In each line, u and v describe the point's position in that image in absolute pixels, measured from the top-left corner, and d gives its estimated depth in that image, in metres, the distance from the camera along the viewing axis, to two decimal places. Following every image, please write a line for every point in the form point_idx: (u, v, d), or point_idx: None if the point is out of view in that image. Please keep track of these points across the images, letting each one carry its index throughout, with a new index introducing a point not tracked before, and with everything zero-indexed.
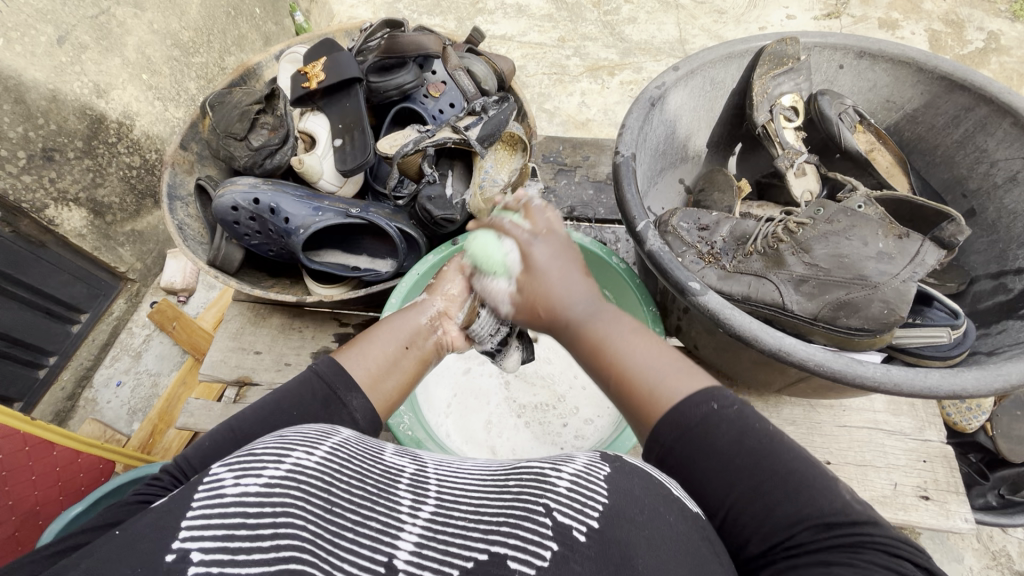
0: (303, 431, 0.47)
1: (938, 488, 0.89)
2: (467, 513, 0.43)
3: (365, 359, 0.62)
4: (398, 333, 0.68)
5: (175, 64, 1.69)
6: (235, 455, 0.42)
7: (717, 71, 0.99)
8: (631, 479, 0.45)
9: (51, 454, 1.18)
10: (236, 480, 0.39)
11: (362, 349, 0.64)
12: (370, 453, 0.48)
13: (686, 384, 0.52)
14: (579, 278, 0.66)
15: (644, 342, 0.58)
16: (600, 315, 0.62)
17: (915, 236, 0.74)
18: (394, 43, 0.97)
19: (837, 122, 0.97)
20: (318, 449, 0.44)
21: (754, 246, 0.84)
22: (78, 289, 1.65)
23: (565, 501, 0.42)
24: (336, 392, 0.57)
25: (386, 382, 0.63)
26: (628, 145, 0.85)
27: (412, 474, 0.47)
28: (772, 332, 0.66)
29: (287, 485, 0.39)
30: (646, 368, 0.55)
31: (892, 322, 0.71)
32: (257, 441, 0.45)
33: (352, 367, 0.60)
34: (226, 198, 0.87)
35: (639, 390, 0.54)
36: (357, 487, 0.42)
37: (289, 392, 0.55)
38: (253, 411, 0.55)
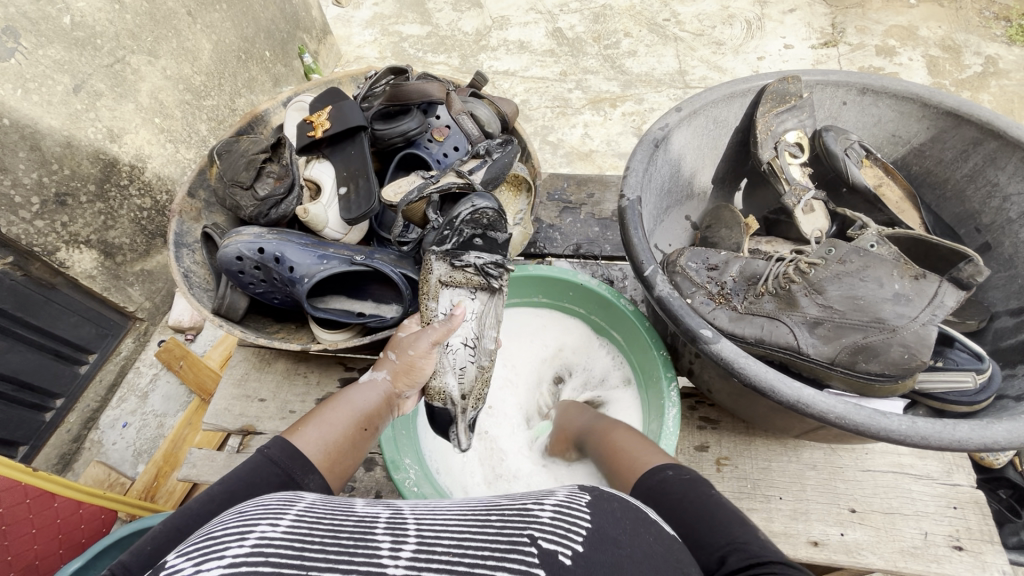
0: (262, 505, 0.44)
1: (970, 537, 0.84)
2: (451, 546, 0.40)
3: (324, 441, 0.64)
4: (354, 414, 0.70)
5: (187, 108, 1.73)
6: (191, 542, 0.39)
7: (720, 110, 0.99)
8: (610, 503, 0.48)
9: (52, 505, 1.17)
10: (197, 567, 0.35)
11: (320, 426, 0.66)
12: (338, 508, 0.44)
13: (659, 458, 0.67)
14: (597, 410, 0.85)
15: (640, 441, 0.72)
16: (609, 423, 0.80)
17: (932, 277, 0.72)
18: (398, 91, 0.98)
19: (843, 157, 0.96)
20: (282, 519, 0.41)
21: (766, 286, 0.82)
22: (87, 331, 1.66)
23: (549, 529, 0.42)
24: (294, 476, 0.58)
25: (343, 461, 0.65)
26: (633, 188, 0.84)
27: (388, 519, 0.43)
28: (789, 382, 0.64)
29: (256, 561, 0.35)
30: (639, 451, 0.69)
31: (915, 367, 0.69)
32: (213, 525, 0.41)
33: (309, 449, 0.62)
34: (231, 248, 0.87)
35: (627, 460, 0.69)
36: (330, 543, 0.39)
37: (241, 481, 0.55)
38: (203, 500, 0.54)
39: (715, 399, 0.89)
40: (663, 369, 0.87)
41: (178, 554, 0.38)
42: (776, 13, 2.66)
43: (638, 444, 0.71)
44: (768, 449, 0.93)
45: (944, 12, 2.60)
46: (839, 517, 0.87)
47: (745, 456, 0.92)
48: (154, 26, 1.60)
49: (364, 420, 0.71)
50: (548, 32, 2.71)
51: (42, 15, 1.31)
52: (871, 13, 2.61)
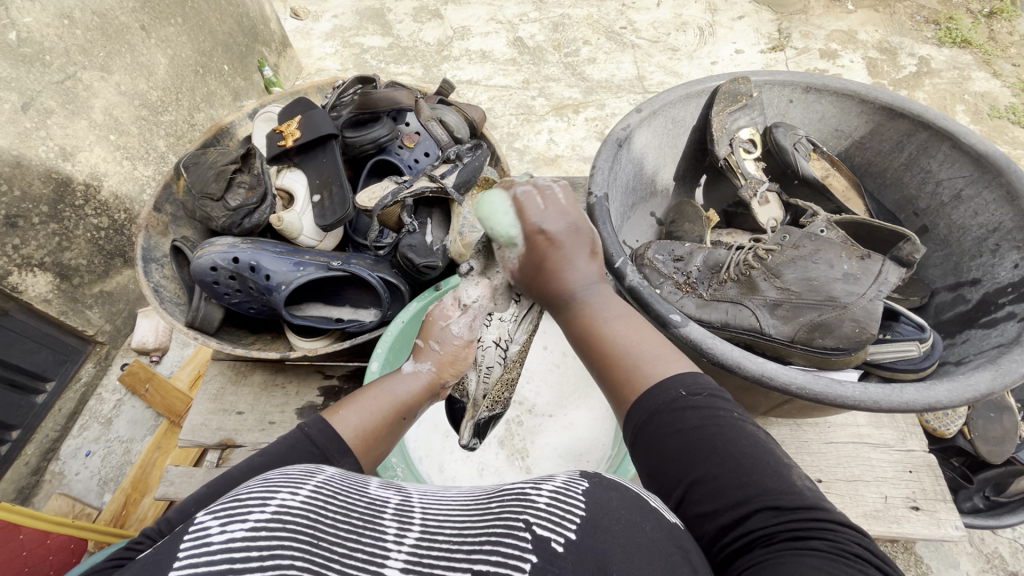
0: (287, 472, 0.47)
1: (926, 497, 0.91)
2: (451, 536, 0.43)
3: (359, 426, 0.64)
4: (392, 401, 0.69)
5: (143, 124, 1.70)
6: (220, 501, 0.42)
7: (677, 111, 1.04)
8: (608, 492, 0.47)
9: (16, 539, 1.12)
10: (223, 527, 0.39)
11: (356, 411, 0.65)
12: (353, 486, 0.48)
13: (669, 367, 0.56)
14: (586, 260, 0.66)
15: (636, 326, 0.62)
16: (595, 297, 0.65)
17: (875, 257, 0.78)
18: (367, 100, 1.00)
19: (792, 151, 1.02)
20: (302, 488, 0.44)
21: (728, 273, 0.88)
22: (44, 357, 1.59)
23: (545, 515, 0.43)
24: (329, 457, 0.59)
25: (374, 448, 0.65)
26: (600, 186, 0.88)
27: (396, 506, 0.47)
28: (754, 358, 0.69)
29: (274, 527, 0.39)
30: (635, 349, 0.59)
31: (865, 340, 0.74)
32: (240, 487, 0.45)
33: (344, 433, 0.62)
34: (204, 259, 0.87)
35: (629, 367, 0.58)
36: (342, 521, 0.42)
37: (277, 455, 0.56)
38: (239, 471, 0.54)
39: None
40: None
41: (207, 511, 0.41)
42: (726, 20, 2.78)
43: (652, 351, 0.59)
44: None
45: (879, 17, 2.78)
46: None
47: None
48: (107, 42, 1.56)
49: (402, 408, 0.70)
50: (509, 41, 2.77)
51: None
52: (813, 19, 2.77)
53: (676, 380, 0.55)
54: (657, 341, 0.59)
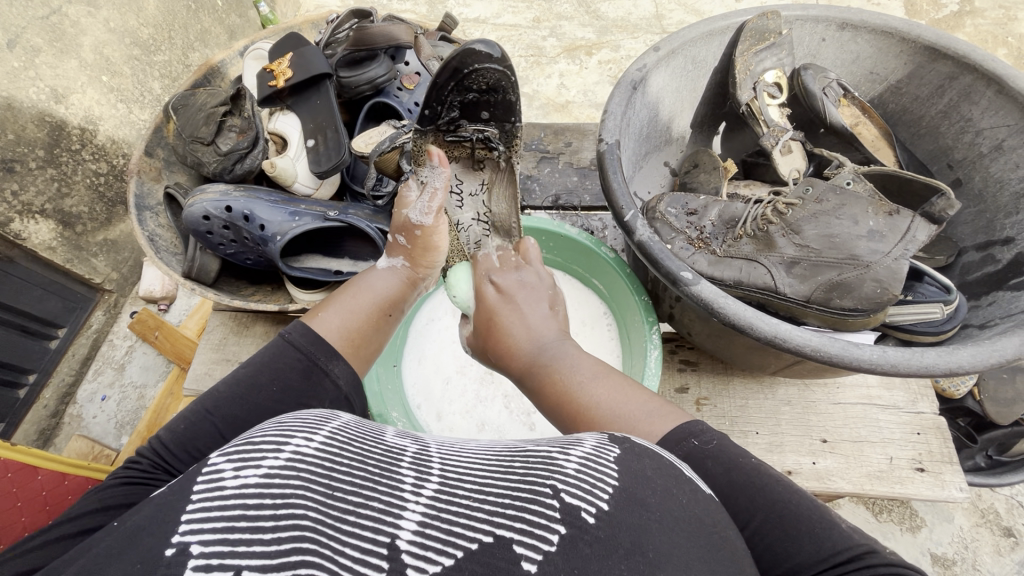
0: (302, 417, 0.48)
1: (932, 459, 0.90)
2: (471, 492, 0.42)
3: (343, 329, 0.67)
4: (375, 299, 0.73)
5: (136, 64, 1.62)
6: (234, 443, 0.43)
7: (698, 50, 0.96)
8: (641, 460, 0.47)
9: (34, 479, 1.16)
10: (236, 473, 0.40)
11: (339, 311, 0.69)
12: (370, 435, 0.48)
13: (660, 427, 0.56)
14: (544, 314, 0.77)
15: (611, 384, 0.63)
16: (561, 354, 0.69)
17: (905, 212, 0.73)
18: (363, 35, 0.91)
19: (821, 97, 0.95)
20: (317, 435, 0.45)
21: (743, 229, 0.83)
22: (55, 305, 1.60)
23: (574, 483, 0.42)
24: (316, 361, 0.63)
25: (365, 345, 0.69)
26: (611, 132, 0.82)
27: (414, 455, 0.47)
28: (768, 319, 0.65)
29: (288, 475, 0.40)
30: (618, 411, 0.59)
31: (886, 301, 0.71)
32: (254, 429, 0.45)
33: (329, 335, 0.65)
34: (195, 207, 0.83)
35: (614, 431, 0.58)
36: (358, 469, 0.42)
37: (263, 365, 0.61)
38: (227, 392, 0.59)
39: (693, 341, 0.91)
40: (645, 314, 0.87)
41: (220, 453, 0.42)
42: None
43: (629, 407, 0.59)
44: (745, 388, 0.96)
45: None
46: (811, 448, 0.91)
47: (724, 395, 0.95)
48: None
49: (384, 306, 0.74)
50: None
51: None
52: None
53: (680, 431, 0.55)
54: (641, 398, 0.60)
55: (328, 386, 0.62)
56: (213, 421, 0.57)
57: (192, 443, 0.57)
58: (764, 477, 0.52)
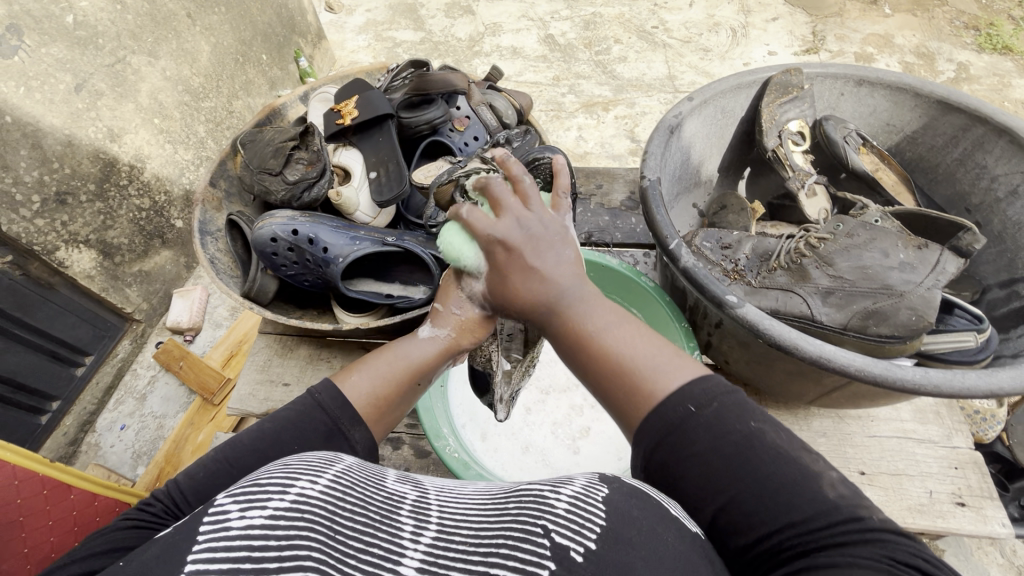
0: (309, 459, 0.51)
1: (972, 494, 0.90)
2: (467, 538, 0.46)
3: (369, 393, 0.66)
4: (402, 363, 0.68)
5: (185, 109, 1.84)
6: (242, 484, 0.46)
7: (727, 101, 1.04)
8: (630, 501, 0.48)
9: (68, 497, 1.17)
10: (242, 513, 0.42)
11: (367, 370, 0.67)
12: (372, 479, 0.51)
13: (682, 374, 0.55)
14: (569, 259, 0.62)
15: (637, 334, 0.58)
16: (586, 301, 0.60)
17: (933, 247, 0.79)
18: (423, 81, 1.01)
19: (843, 144, 1.03)
20: (323, 477, 0.47)
21: (778, 262, 0.88)
22: (84, 332, 1.72)
23: (564, 522, 0.44)
24: (339, 425, 0.63)
25: (388, 412, 0.67)
26: (652, 169, 0.89)
27: (414, 502, 0.49)
28: (812, 340, 0.69)
29: (293, 517, 0.42)
30: (644, 360, 0.56)
31: (921, 328, 0.74)
32: (263, 471, 0.48)
33: (354, 397, 0.65)
34: (266, 230, 0.89)
35: (636, 378, 0.55)
36: (359, 514, 0.45)
37: (287, 421, 0.62)
38: (249, 440, 0.60)
39: (729, 370, 0.94)
40: (685, 341, 0.91)
41: (225, 495, 0.45)
42: None
43: (657, 359, 0.56)
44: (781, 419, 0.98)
45: None
46: (849, 479, 0.92)
47: None
48: (154, 28, 1.72)
49: (416, 374, 0.69)
50: None
51: (46, 14, 1.43)
52: None
53: (695, 381, 0.53)
54: (661, 344, 0.57)
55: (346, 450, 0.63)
56: (232, 473, 0.58)
57: (208, 492, 0.56)
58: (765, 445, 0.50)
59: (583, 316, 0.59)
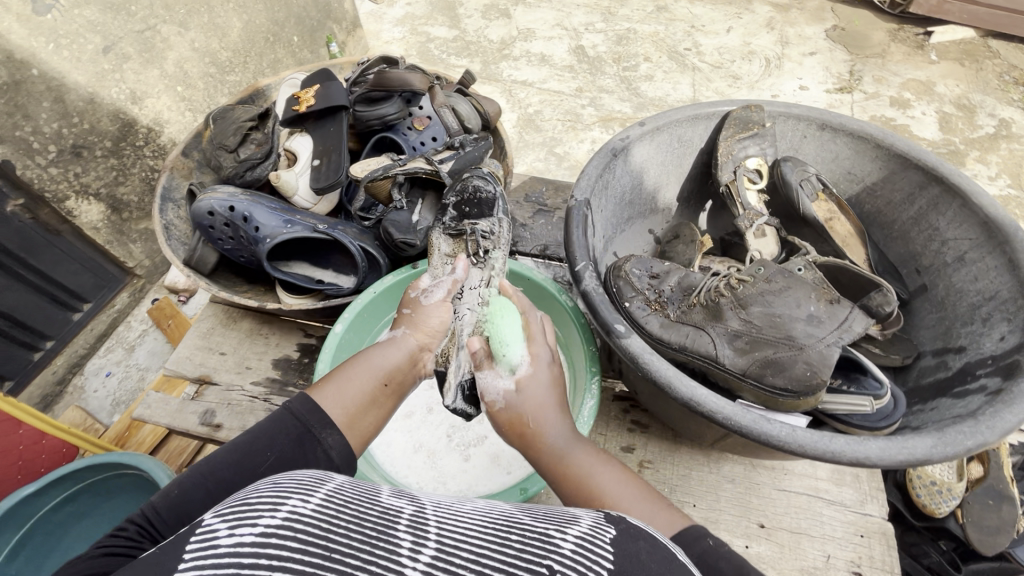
0: (298, 477, 0.47)
1: (872, 566, 0.86)
2: (471, 561, 0.41)
3: (341, 404, 0.70)
4: (373, 371, 0.74)
5: (208, 80, 2.00)
6: (228, 503, 0.41)
7: (684, 130, 1.03)
8: (633, 541, 0.48)
9: (16, 432, 1.23)
10: (230, 531, 0.38)
11: (339, 385, 0.72)
12: (366, 495, 0.46)
13: (671, 530, 0.59)
14: (558, 418, 0.71)
15: (619, 481, 0.66)
16: (573, 449, 0.69)
17: (845, 303, 0.78)
18: (382, 77, 1.03)
19: (797, 189, 1.00)
20: (313, 496, 0.43)
21: (698, 298, 0.87)
22: (86, 279, 1.87)
23: (569, 563, 0.43)
24: (311, 431, 0.67)
25: (362, 419, 0.71)
26: (583, 191, 0.89)
27: (410, 516, 0.45)
28: (687, 382, 0.68)
29: (284, 534, 0.37)
30: (642, 516, 0.61)
31: (814, 385, 0.72)
32: (249, 489, 0.44)
33: (327, 406, 0.69)
34: (204, 203, 0.93)
35: None
36: (357, 531, 0.40)
37: (262, 432, 0.66)
38: (226, 454, 0.64)
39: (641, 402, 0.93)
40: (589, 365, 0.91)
41: (214, 514, 0.40)
42: None
43: (641, 510, 0.62)
44: (691, 458, 0.96)
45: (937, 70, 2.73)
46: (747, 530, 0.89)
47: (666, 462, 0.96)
48: (189, 3, 1.84)
49: (384, 377, 0.75)
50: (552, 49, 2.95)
51: None
52: None
53: (690, 534, 0.58)
54: (644, 497, 0.63)
55: (321, 456, 0.67)
56: (204, 488, 0.61)
57: (181, 510, 0.60)
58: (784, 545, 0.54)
59: (571, 464, 0.67)
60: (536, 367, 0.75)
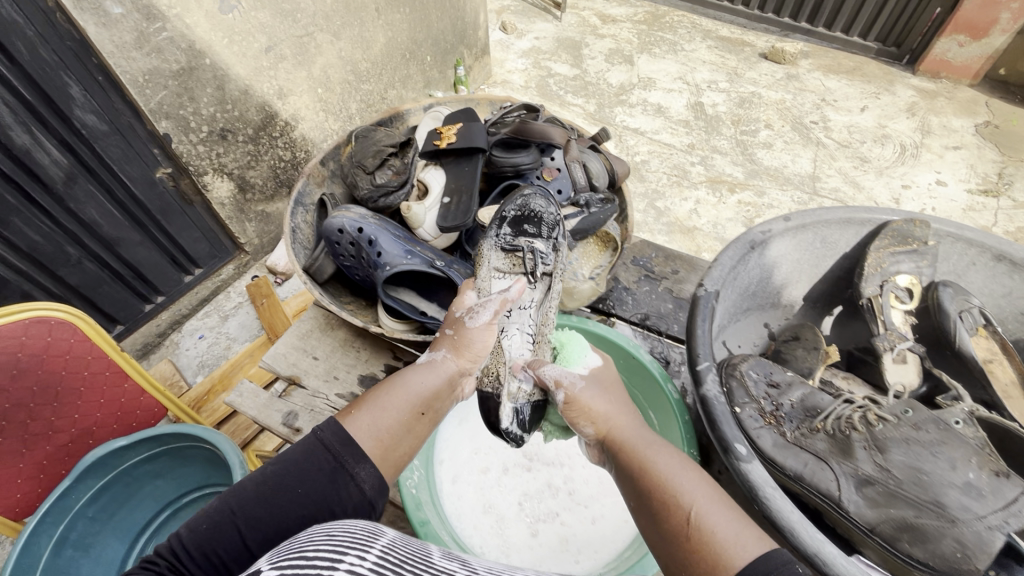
0: (352, 534, 0.56)
1: None
2: None
3: (373, 432, 0.79)
4: (410, 398, 0.85)
5: (346, 86, 2.16)
6: (287, 559, 0.49)
7: (831, 232, 0.95)
8: None
9: (122, 385, 1.37)
10: None
11: (371, 412, 0.81)
12: (415, 557, 0.55)
13: (751, 546, 0.63)
14: (632, 419, 0.87)
15: (687, 474, 0.73)
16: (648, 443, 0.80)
17: (1013, 480, 0.71)
18: (525, 128, 1.05)
19: (955, 320, 0.89)
20: (368, 554, 0.51)
21: (823, 424, 0.82)
22: (203, 247, 2.06)
23: None
24: (343, 464, 0.75)
25: (394, 442, 0.80)
26: (714, 282, 0.84)
27: None
28: (815, 534, 0.64)
29: None
30: (705, 510, 0.68)
31: (965, 570, 0.66)
32: (303, 548, 0.52)
33: (359, 439, 0.78)
34: (336, 220, 0.97)
35: (713, 540, 0.65)
36: None
37: (294, 462, 0.73)
38: (253, 489, 0.70)
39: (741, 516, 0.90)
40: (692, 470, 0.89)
41: (276, 566, 0.48)
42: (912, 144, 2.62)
43: (730, 529, 0.65)
44: None
45: None
46: None
47: None
48: (345, 15, 1.99)
49: (419, 405, 0.86)
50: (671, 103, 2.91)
51: None
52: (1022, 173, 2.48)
53: (765, 561, 0.61)
54: (704, 485, 0.71)
55: (356, 489, 0.74)
56: (236, 522, 0.68)
57: (209, 544, 0.65)
58: None
59: (641, 452, 0.79)
60: (596, 368, 0.94)
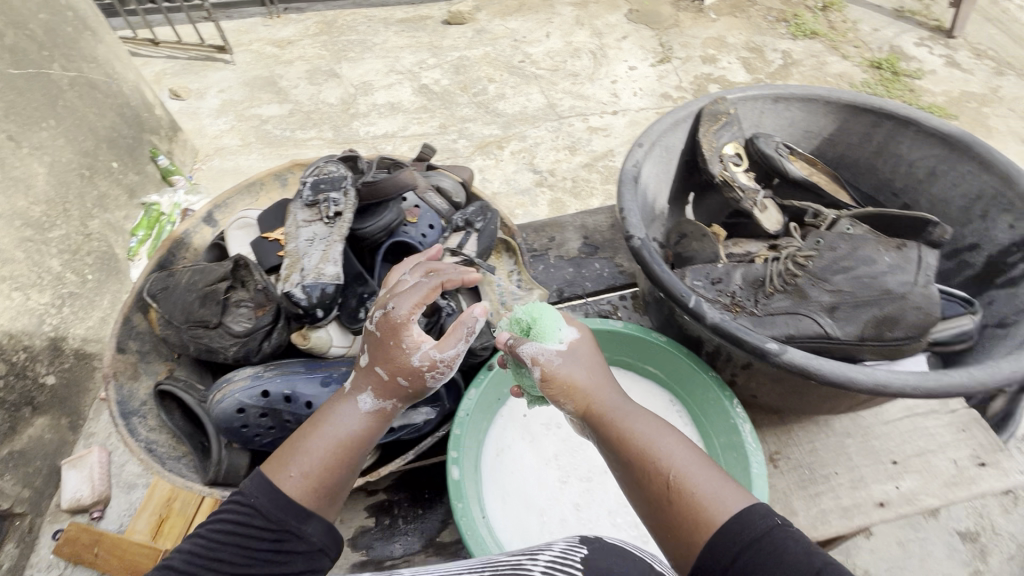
0: None
1: (986, 451, 1.08)
2: None
3: (306, 484, 0.77)
4: (331, 441, 0.81)
5: (29, 245, 1.57)
6: None
7: (670, 138, 1.10)
8: (605, 553, 0.58)
9: None
10: None
11: (296, 459, 0.78)
12: None
13: (734, 504, 0.68)
14: (612, 393, 0.85)
15: (679, 447, 0.76)
16: (628, 415, 0.82)
17: (911, 245, 0.96)
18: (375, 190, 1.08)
19: (777, 157, 1.16)
20: None
21: (773, 286, 0.98)
22: None
23: None
24: (291, 529, 0.74)
25: (326, 487, 0.78)
26: (637, 228, 0.95)
27: None
28: (864, 371, 0.81)
29: None
30: (692, 475, 0.72)
31: (929, 327, 0.88)
32: None
33: (287, 486, 0.76)
34: (232, 402, 0.95)
35: (699, 504, 0.69)
36: None
37: (228, 531, 0.72)
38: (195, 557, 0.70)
39: (759, 400, 1.07)
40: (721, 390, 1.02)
41: None
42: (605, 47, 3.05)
43: (710, 484, 0.71)
44: (806, 430, 1.11)
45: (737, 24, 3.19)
46: (889, 472, 1.06)
47: (792, 445, 1.09)
48: None
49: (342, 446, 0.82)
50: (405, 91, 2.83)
51: None
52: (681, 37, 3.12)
53: (747, 514, 0.66)
54: (703, 464, 0.74)
55: (302, 544, 0.74)
56: None
57: None
58: (775, 536, 0.63)
59: (618, 426, 0.81)
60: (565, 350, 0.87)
